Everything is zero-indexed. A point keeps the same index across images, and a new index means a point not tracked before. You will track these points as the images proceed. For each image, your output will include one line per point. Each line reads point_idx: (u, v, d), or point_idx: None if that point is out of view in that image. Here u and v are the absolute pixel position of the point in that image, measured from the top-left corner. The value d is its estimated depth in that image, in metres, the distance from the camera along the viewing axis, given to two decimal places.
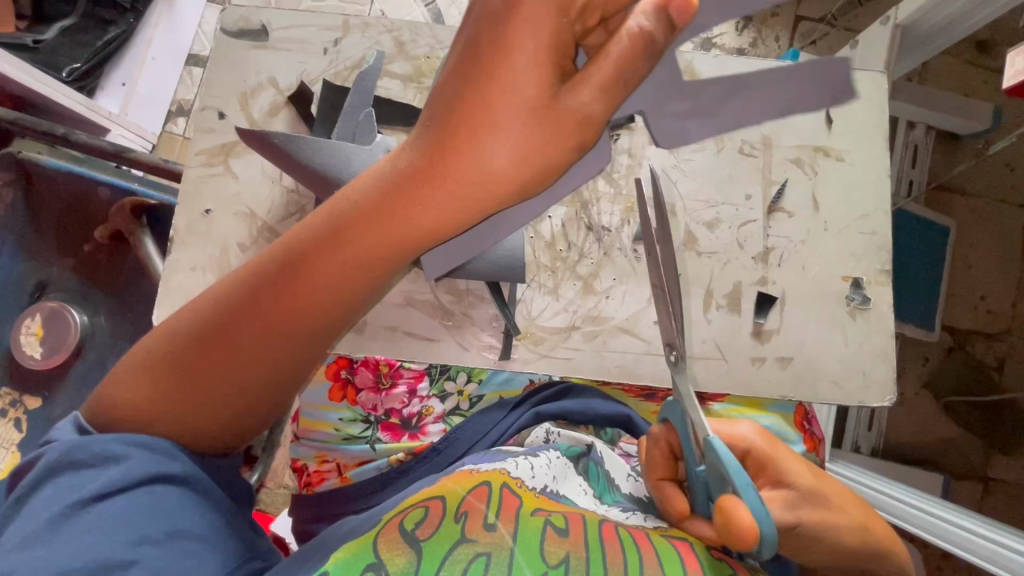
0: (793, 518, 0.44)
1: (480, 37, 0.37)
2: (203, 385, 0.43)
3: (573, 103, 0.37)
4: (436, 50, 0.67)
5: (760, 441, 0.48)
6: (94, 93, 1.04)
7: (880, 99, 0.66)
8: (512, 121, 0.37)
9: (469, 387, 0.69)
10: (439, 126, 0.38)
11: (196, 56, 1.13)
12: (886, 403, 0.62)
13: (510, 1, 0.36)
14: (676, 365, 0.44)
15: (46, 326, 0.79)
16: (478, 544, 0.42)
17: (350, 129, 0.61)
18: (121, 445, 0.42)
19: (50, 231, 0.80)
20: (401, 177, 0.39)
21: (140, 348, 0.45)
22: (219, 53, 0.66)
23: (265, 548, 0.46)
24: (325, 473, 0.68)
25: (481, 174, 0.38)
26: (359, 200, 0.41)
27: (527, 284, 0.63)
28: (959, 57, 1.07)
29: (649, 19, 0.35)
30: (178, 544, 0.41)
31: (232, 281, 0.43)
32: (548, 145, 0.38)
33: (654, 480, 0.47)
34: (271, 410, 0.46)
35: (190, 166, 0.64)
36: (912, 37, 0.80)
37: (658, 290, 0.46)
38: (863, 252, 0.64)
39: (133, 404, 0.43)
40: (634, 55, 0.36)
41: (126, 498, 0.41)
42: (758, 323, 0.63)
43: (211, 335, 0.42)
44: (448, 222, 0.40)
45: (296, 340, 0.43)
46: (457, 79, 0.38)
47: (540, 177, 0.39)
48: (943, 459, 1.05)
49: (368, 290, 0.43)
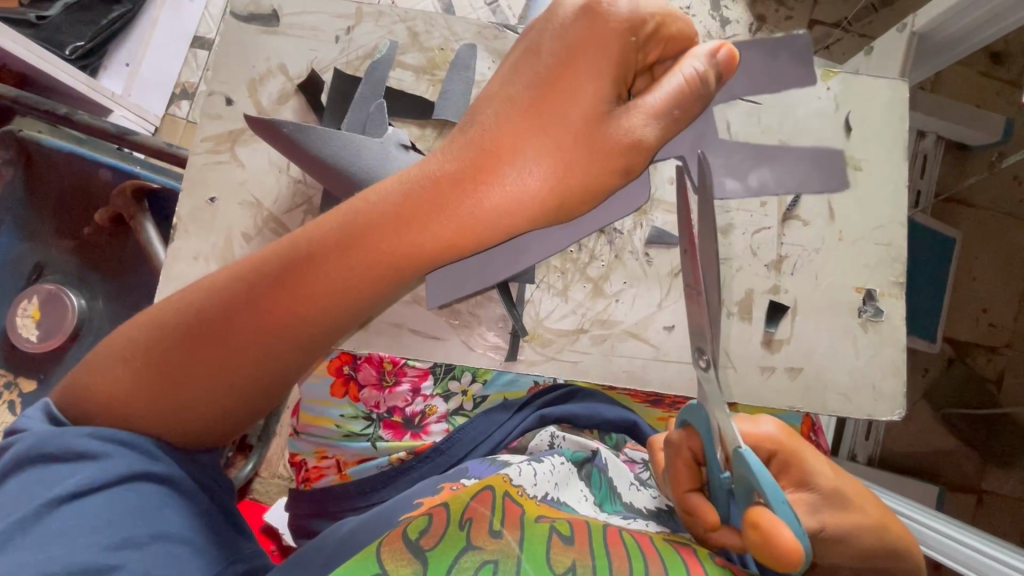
0: (816, 522, 0.45)
1: (548, 59, 0.42)
2: (189, 381, 0.42)
3: (626, 123, 0.41)
4: (450, 42, 0.66)
5: (783, 438, 0.47)
6: (97, 73, 1.02)
7: (900, 109, 0.65)
8: (563, 137, 0.41)
9: (473, 387, 0.68)
10: (490, 135, 0.42)
11: (202, 39, 1.13)
12: (895, 416, 0.62)
13: (581, 28, 0.41)
14: (705, 371, 0.43)
15: (42, 309, 0.78)
16: (484, 551, 0.41)
17: (360, 121, 0.60)
18: (96, 442, 0.40)
19: (50, 212, 0.79)
20: (441, 179, 0.41)
21: (124, 334, 0.43)
22: (228, 37, 0.65)
23: (250, 551, 0.45)
24: (324, 469, 0.67)
25: (521, 184, 0.42)
26: (387, 201, 0.41)
27: (536, 284, 0.62)
28: (973, 68, 1.06)
29: (703, 62, 0.41)
30: (163, 547, 0.40)
31: (228, 275, 0.42)
32: (592, 163, 0.42)
33: (679, 493, 0.45)
34: (254, 414, 0.45)
35: (195, 152, 0.62)
36: (928, 45, 0.79)
37: (691, 288, 0.44)
38: (877, 263, 0.63)
39: (113, 393, 0.42)
40: (689, 91, 0.41)
41: (105, 495, 0.39)
42: (769, 332, 0.62)
43: (207, 329, 0.41)
44: (480, 229, 0.42)
45: (290, 345, 0.42)
46: (518, 95, 0.42)
47: (573, 192, 0.42)
48: (940, 471, 1.04)
49: (368, 301, 0.43)
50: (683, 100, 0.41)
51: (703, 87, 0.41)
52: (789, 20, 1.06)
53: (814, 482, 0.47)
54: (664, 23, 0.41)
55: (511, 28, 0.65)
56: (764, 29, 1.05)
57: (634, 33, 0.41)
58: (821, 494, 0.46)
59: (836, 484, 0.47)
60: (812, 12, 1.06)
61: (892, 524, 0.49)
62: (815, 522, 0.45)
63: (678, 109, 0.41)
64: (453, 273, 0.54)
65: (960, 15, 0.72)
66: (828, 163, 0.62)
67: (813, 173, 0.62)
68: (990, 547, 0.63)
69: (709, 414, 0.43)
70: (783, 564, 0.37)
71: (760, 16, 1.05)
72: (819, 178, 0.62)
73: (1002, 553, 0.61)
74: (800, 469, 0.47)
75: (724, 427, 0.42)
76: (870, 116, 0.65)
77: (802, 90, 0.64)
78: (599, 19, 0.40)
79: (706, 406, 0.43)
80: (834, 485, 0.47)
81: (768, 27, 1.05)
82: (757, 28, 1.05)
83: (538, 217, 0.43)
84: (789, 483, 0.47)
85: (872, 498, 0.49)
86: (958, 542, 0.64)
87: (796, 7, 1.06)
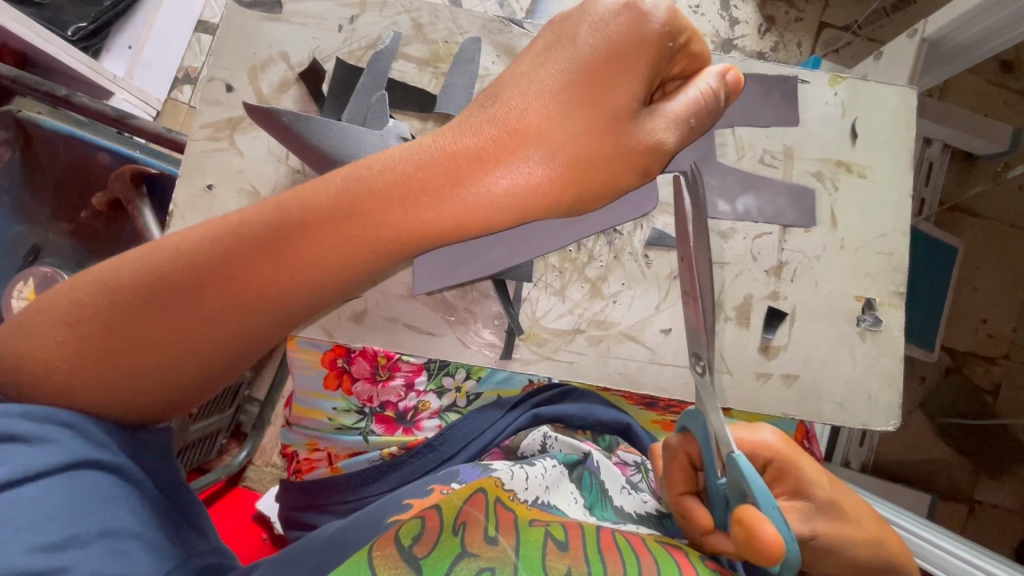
0: (808, 531, 0.45)
1: (583, 49, 0.41)
2: (146, 344, 0.40)
3: (649, 125, 0.40)
4: (454, 35, 0.65)
5: (782, 448, 0.47)
6: (99, 55, 1.02)
7: (907, 116, 0.64)
8: (589, 126, 0.40)
9: (467, 383, 0.68)
10: (516, 115, 0.41)
11: (206, 23, 1.12)
12: (890, 427, 0.61)
13: (626, 23, 0.40)
14: (701, 377, 0.44)
15: (38, 291, 0.76)
16: (480, 558, 0.41)
17: (360, 112, 0.59)
18: (31, 424, 0.39)
19: (47, 194, 0.78)
20: (457, 153, 0.40)
21: (76, 287, 0.41)
22: (229, 23, 0.64)
23: (206, 548, 0.44)
24: (315, 462, 0.67)
25: (535, 167, 0.41)
26: (398, 174, 0.40)
27: (533, 283, 0.62)
28: (982, 76, 1.05)
29: (716, 79, 0.42)
30: (111, 544, 0.38)
31: (207, 234, 0.40)
32: (614, 159, 0.41)
33: (673, 495, 0.45)
34: (212, 387, 0.44)
35: (193, 139, 0.62)
36: (936, 53, 0.78)
37: (690, 298, 0.46)
38: (878, 272, 0.62)
39: (59, 350, 0.40)
40: (705, 107, 0.41)
41: (41, 486, 0.37)
42: (766, 339, 0.61)
43: (176, 290, 0.40)
44: (488, 212, 0.40)
45: (264, 318, 0.41)
46: (551, 78, 0.41)
47: (587, 184, 0.41)
48: (932, 480, 1.04)
49: (352, 279, 0.41)
50: (699, 112, 0.41)
51: (715, 103, 0.42)
52: (798, 22, 1.05)
53: (814, 495, 0.46)
54: (693, 38, 0.41)
55: (517, 22, 0.64)
56: (773, 31, 1.04)
57: (672, 38, 0.40)
58: (816, 503, 0.46)
59: (831, 495, 0.47)
60: (822, 14, 1.05)
61: (890, 541, 0.49)
62: (806, 529, 0.45)
63: (695, 118, 0.41)
64: (443, 261, 0.52)
65: (973, 21, 0.71)
66: (805, 200, 0.63)
67: (788, 206, 0.62)
68: (979, 558, 0.63)
69: (706, 419, 0.43)
70: (765, 558, 0.36)
71: (770, 18, 1.05)
72: (792, 213, 0.62)
73: (967, 553, 0.64)
74: (796, 478, 0.47)
75: (719, 434, 0.42)
76: (877, 122, 0.64)
77: (808, 95, 0.64)
78: (641, 19, 0.39)
79: (705, 413, 0.44)
80: (830, 496, 0.47)
81: (777, 29, 1.04)
82: (765, 29, 1.04)
83: (551, 205, 0.41)
84: (783, 491, 0.47)
85: (865, 510, 0.49)
86: (948, 552, 0.64)
87: (806, 9, 1.05)
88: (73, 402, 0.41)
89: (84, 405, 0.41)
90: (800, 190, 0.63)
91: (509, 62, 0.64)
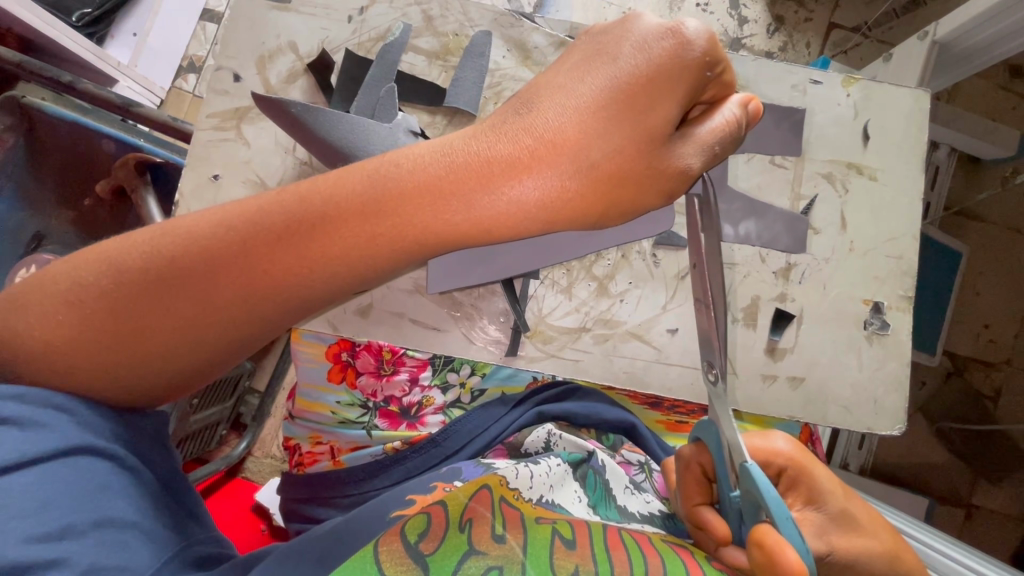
0: (824, 545, 0.45)
1: (625, 67, 0.39)
2: (149, 326, 0.40)
3: (678, 149, 0.40)
4: (465, 28, 0.64)
5: (795, 456, 0.47)
6: (104, 41, 1.01)
7: (920, 117, 0.63)
8: (625, 145, 0.39)
9: (472, 380, 0.67)
10: (552, 127, 0.40)
11: (211, 12, 1.11)
12: (894, 431, 0.61)
13: (672, 50, 0.38)
14: (715, 385, 0.44)
15: None
16: (488, 556, 0.41)
17: (369, 105, 0.59)
18: (24, 408, 0.38)
19: (50, 182, 0.77)
20: (491, 160, 0.40)
21: (78, 265, 0.40)
22: (238, 11, 0.63)
23: (202, 536, 0.44)
24: (318, 455, 0.66)
25: (567, 179, 0.40)
26: (430, 176, 0.40)
27: (539, 280, 0.61)
28: (991, 80, 1.05)
29: (739, 108, 0.41)
30: (107, 535, 0.38)
31: (221, 220, 0.40)
32: (643, 177, 0.40)
33: (690, 506, 0.44)
34: (214, 373, 0.44)
35: (200, 128, 0.61)
36: (946, 56, 0.77)
37: (701, 302, 0.45)
38: (886, 276, 0.62)
39: (58, 329, 0.39)
40: (730, 136, 0.41)
41: (36, 473, 0.37)
42: (772, 341, 0.61)
43: (188, 275, 0.39)
44: (515, 219, 0.40)
45: (273, 308, 0.40)
46: (591, 93, 0.40)
47: (614, 202, 0.41)
48: (930, 482, 1.04)
49: (370, 271, 0.40)
50: (725, 139, 0.40)
51: (737, 132, 0.41)
52: (808, 22, 1.04)
53: (822, 499, 0.47)
54: (728, 68, 0.40)
55: (528, 17, 0.64)
56: (782, 30, 1.04)
57: (710, 68, 0.39)
58: (829, 514, 0.47)
59: (844, 505, 0.47)
60: (831, 15, 1.04)
61: (902, 550, 0.49)
62: (823, 546, 0.45)
63: (719, 145, 0.40)
64: (460, 263, 0.52)
65: (984, 26, 0.70)
66: (801, 228, 0.61)
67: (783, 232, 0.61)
68: (974, 563, 0.63)
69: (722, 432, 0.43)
70: None
71: (780, 17, 1.04)
72: (787, 240, 0.61)
73: (963, 556, 0.64)
74: (808, 485, 0.47)
75: (734, 444, 0.41)
76: (889, 123, 0.63)
77: (821, 95, 0.63)
78: (683, 47, 0.38)
79: (718, 423, 0.43)
80: (843, 505, 0.47)
81: (786, 28, 1.04)
82: (775, 28, 1.04)
83: (578, 218, 0.41)
84: (797, 498, 0.47)
85: (875, 518, 0.49)
86: (947, 557, 0.64)
87: (816, 9, 1.04)
88: (72, 383, 0.40)
89: (83, 386, 0.40)
90: (788, 220, 0.61)
91: (520, 57, 0.63)
